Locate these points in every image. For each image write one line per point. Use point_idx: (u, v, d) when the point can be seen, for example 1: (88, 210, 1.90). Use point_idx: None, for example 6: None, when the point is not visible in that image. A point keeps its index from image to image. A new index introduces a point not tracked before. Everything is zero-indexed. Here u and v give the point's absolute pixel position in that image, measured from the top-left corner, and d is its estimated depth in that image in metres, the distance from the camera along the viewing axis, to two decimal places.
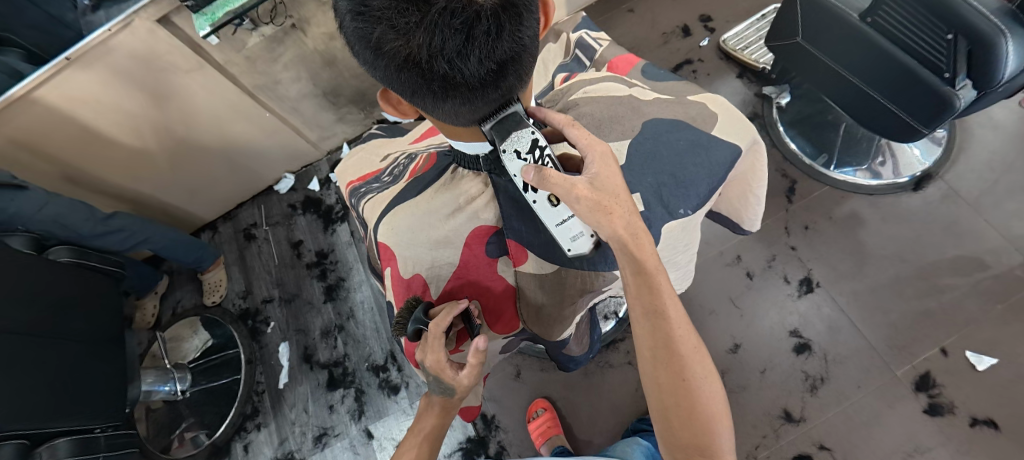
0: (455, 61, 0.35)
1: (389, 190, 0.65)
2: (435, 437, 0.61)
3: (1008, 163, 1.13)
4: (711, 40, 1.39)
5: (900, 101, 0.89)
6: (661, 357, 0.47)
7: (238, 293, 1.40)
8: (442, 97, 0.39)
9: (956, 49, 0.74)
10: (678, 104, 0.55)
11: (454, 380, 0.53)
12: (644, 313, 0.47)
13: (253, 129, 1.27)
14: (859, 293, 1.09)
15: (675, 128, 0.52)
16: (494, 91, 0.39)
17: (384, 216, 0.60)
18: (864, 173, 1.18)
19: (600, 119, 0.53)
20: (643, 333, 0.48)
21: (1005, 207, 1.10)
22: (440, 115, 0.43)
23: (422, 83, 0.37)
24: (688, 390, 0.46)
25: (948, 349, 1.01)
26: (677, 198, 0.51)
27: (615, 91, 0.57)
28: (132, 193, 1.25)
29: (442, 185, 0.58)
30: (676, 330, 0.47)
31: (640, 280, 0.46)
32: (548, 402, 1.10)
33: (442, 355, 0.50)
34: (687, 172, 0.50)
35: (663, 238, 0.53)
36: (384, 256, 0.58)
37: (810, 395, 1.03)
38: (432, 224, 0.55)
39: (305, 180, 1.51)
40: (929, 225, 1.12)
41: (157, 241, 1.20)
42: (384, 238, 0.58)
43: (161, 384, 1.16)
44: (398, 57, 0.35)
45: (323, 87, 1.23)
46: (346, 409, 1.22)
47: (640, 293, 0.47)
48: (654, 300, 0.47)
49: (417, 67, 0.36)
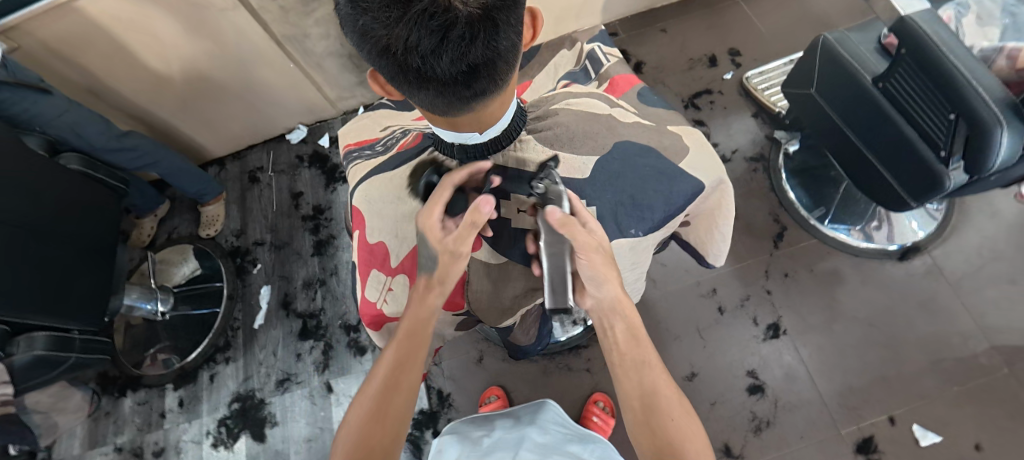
0: (429, 58, 0.38)
1: (376, 159, 0.68)
2: (417, 334, 0.55)
3: (1000, 252, 1.13)
4: (735, 74, 1.40)
5: (897, 170, 0.90)
6: (649, 403, 0.52)
7: (232, 231, 1.45)
8: (416, 86, 0.42)
9: (954, 130, 0.75)
10: (656, 132, 0.57)
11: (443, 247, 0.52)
12: (630, 363, 0.54)
13: (276, 78, 1.30)
14: (823, 347, 1.11)
15: (643, 153, 0.54)
16: (466, 89, 0.42)
17: (363, 183, 0.63)
18: (856, 234, 1.19)
19: (574, 132, 0.56)
20: (631, 384, 0.54)
21: (985, 293, 1.10)
22: (418, 102, 0.46)
23: (400, 71, 0.40)
24: (673, 428, 0.51)
25: (897, 418, 1.03)
26: (632, 219, 0.53)
27: (595, 108, 0.59)
28: (150, 116, 1.30)
29: (419, 164, 0.61)
30: (660, 379, 0.53)
31: (627, 333, 0.56)
32: (503, 391, 1.13)
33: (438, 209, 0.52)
34: (645, 196, 0.53)
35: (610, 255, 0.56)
36: (356, 220, 0.62)
37: (753, 435, 1.05)
38: (404, 199, 0.59)
39: (317, 134, 1.56)
40: (906, 296, 1.13)
41: (165, 166, 1.25)
42: (357, 203, 0.62)
43: (143, 302, 1.21)
44: (378, 44, 0.38)
45: (349, 49, 1.26)
46: (312, 359, 1.26)
47: (616, 309, 0.56)
48: (640, 352, 0.55)
49: (394, 57, 0.39)
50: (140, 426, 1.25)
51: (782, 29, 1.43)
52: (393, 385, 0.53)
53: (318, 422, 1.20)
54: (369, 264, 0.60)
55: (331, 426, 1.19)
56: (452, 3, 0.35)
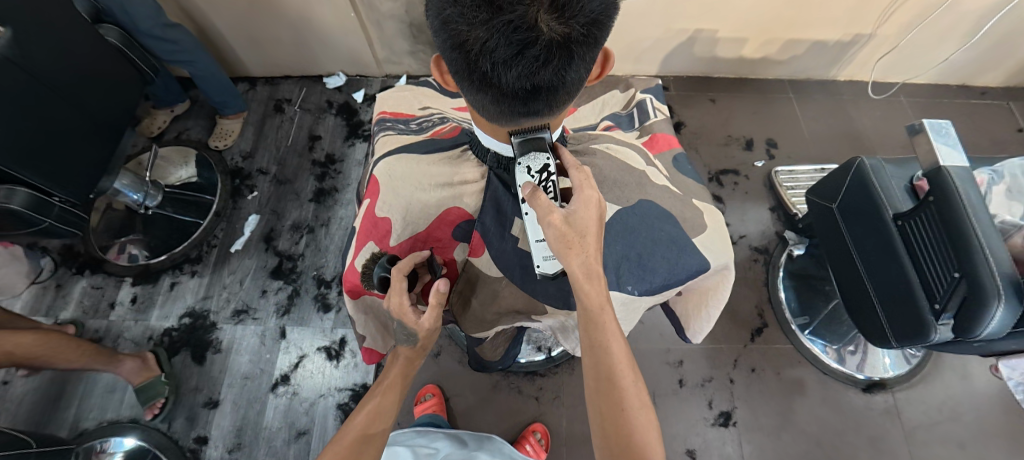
0: (498, 66, 0.39)
1: (408, 137, 0.68)
2: (396, 385, 0.64)
3: (959, 413, 1.14)
4: (766, 165, 1.42)
5: (889, 306, 0.92)
6: (604, 387, 0.52)
7: (241, 151, 1.44)
8: (475, 86, 0.42)
9: (955, 288, 0.76)
10: (680, 202, 0.58)
11: (417, 325, 0.56)
12: (588, 343, 0.53)
13: (333, 21, 1.31)
14: (766, 450, 1.11)
15: (662, 218, 0.54)
16: (521, 105, 0.43)
17: (387, 157, 0.63)
18: (830, 352, 1.20)
19: (606, 176, 0.56)
20: (589, 363, 0.53)
21: (934, 450, 1.11)
22: (470, 100, 0.46)
23: (467, 69, 0.41)
24: (625, 418, 0.50)
25: None
26: (632, 276, 0.54)
27: (633, 160, 0.59)
28: (199, 16, 1.29)
29: (449, 157, 0.61)
30: (617, 362, 0.52)
31: (598, 354, 0.52)
32: (438, 389, 1.13)
33: (405, 299, 0.54)
34: (651, 258, 0.53)
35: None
36: (370, 189, 0.62)
37: None
38: (421, 185, 0.58)
39: (353, 87, 1.55)
40: (859, 427, 1.14)
41: (199, 69, 1.25)
42: (377, 173, 0.62)
43: (132, 192, 1.21)
44: (455, 37, 0.39)
45: (412, 18, 1.27)
46: (275, 300, 1.25)
47: (585, 326, 0.52)
48: (599, 334, 0.52)
49: (465, 53, 0.39)
50: (86, 309, 1.22)
51: (823, 137, 1.46)
52: (368, 435, 0.60)
53: (261, 362, 1.18)
54: (367, 235, 0.59)
55: (271, 371, 1.17)
56: (539, 24, 0.36)
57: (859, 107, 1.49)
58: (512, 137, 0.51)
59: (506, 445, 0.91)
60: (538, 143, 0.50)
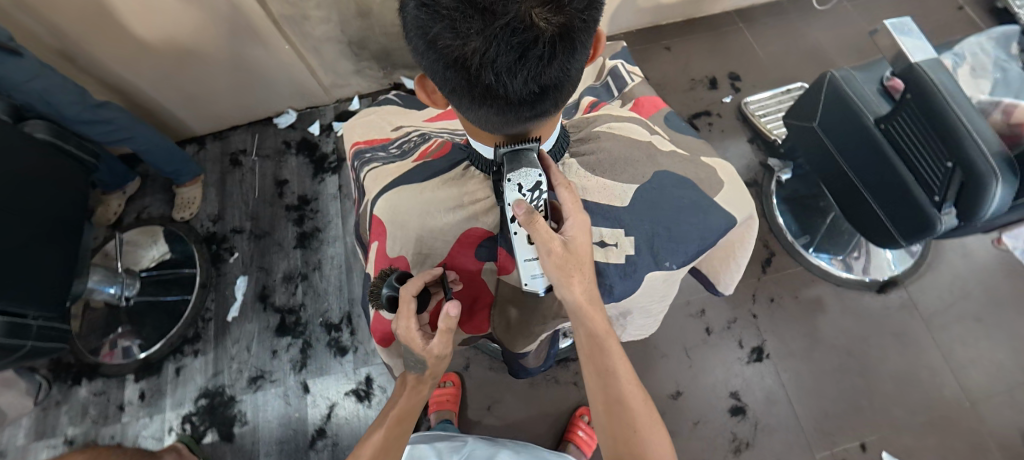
0: (502, 76, 0.36)
1: (395, 165, 0.64)
2: (405, 416, 0.61)
3: (968, 290, 1.18)
4: (734, 99, 1.43)
5: (889, 209, 0.94)
6: (614, 412, 0.54)
7: (209, 216, 1.37)
8: (478, 103, 0.40)
9: (951, 177, 0.78)
10: (692, 163, 0.56)
11: (425, 351, 0.53)
12: (596, 371, 0.55)
13: (269, 57, 1.25)
14: (803, 373, 1.14)
15: (679, 184, 0.53)
16: (528, 110, 0.41)
17: (386, 191, 0.60)
18: (838, 264, 1.23)
19: (616, 159, 0.54)
20: (596, 389, 0.55)
21: (953, 330, 1.15)
22: (470, 117, 0.43)
23: (466, 86, 0.38)
24: (638, 442, 0.52)
25: (867, 445, 1.07)
26: (667, 251, 0.52)
27: (637, 134, 0.57)
28: (127, 86, 1.21)
29: (451, 178, 0.57)
30: (625, 386, 0.54)
31: (603, 377, 0.54)
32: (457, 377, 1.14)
33: (414, 322, 0.51)
34: (682, 228, 0.52)
35: (643, 285, 0.55)
36: (375, 230, 0.59)
37: (733, 455, 1.09)
38: (431, 214, 0.56)
39: (306, 121, 1.49)
40: (883, 328, 1.17)
41: (141, 143, 1.17)
42: (379, 213, 0.58)
43: (107, 286, 1.14)
44: (449, 56, 0.36)
45: (350, 35, 1.24)
46: (289, 358, 1.20)
47: (590, 353, 0.54)
48: (606, 359, 0.54)
49: (464, 70, 0.36)
50: (95, 418, 1.16)
51: (780, 58, 1.47)
52: None
53: (291, 423, 1.14)
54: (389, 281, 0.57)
55: (305, 428, 1.14)
56: (536, 20, 0.34)
57: (807, 20, 1.51)
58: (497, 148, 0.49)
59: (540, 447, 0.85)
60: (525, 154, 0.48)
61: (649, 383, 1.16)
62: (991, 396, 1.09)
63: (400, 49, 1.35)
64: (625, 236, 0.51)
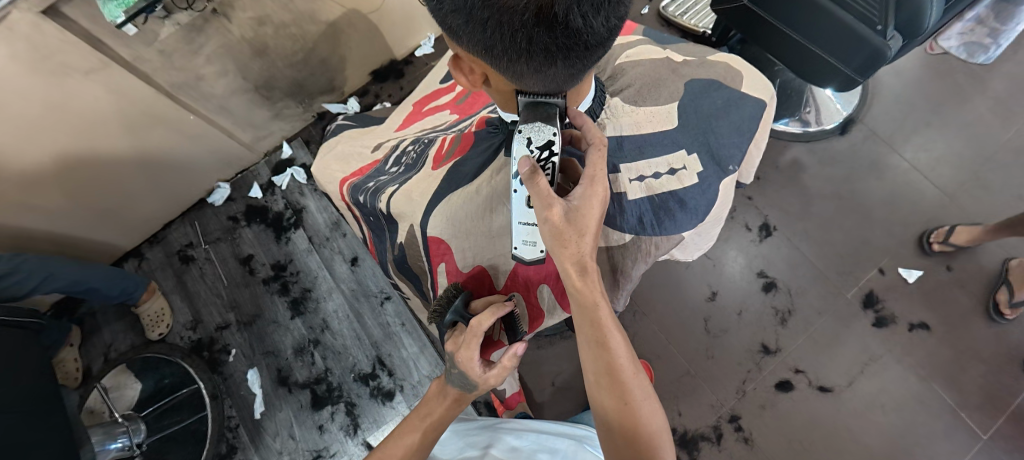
0: (588, 16, 0.31)
1: (413, 180, 0.59)
2: (441, 427, 0.56)
3: (912, 102, 1.29)
4: (651, 8, 1.44)
5: (838, 53, 0.98)
6: (604, 382, 0.49)
7: (186, 324, 1.24)
8: (552, 60, 0.35)
9: (887, 3, 0.81)
10: (709, 64, 0.57)
11: (481, 379, 0.49)
12: (588, 342, 0.49)
13: (175, 137, 1.11)
14: (809, 231, 1.22)
15: (711, 88, 0.54)
16: (600, 51, 0.37)
17: (434, 207, 0.55)
18: (797, 123, 1.30)
19: (648, 84, 0.54)
20: (588, 360, 0.49)
21: (912, 141, 1.26)
22: (532, 82, 0.38)
23: (545, 42, 0.32)
24: (631, 412, 0.48)
25: (885, 268, 1.17)
26: (727, 154, 0.52)
27: (655, 53, 0.57)
28: (28, 232, 1.04)
29: (502, 162, 0.53)
30: (619, 357, 0.48)
31: (592, 347, 0.48)
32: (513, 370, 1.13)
33: (476, 353, 0.47)
34: (730, 129, 0.53)
35: (719, 199, 0.54)
36: (434, 251, 0.56)
37: (782, 327, 1.15)
38: (497, 209, 0.52)
39: (243, 187, 1.36)
40: (857, 163, 1.26)
41: (65, 278, 1.00)
42: (436, 232, 0.55)
43: (111, 442, 1.01)
44: (527, 13, 0.30)
45: (253, 80, 1.13)
46: (338, 425, 1.14)
47: (582, 323, 0.48)
48: (598, 330, 0.48)
49: (545, 23, 0.31)
50: None
51: None
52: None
53: None
54: (481, 295, 0.55)
55: None
56: None
57: None
58: (518, 97, 0.46)
59: (556, 439, 0.70)
60: (544, 111, 0.45)
61: (685, 297, 1.19)
62: (962, 184, 1.21)
63: (311, 76, 1.24)
64: (690, 155, 0.51)
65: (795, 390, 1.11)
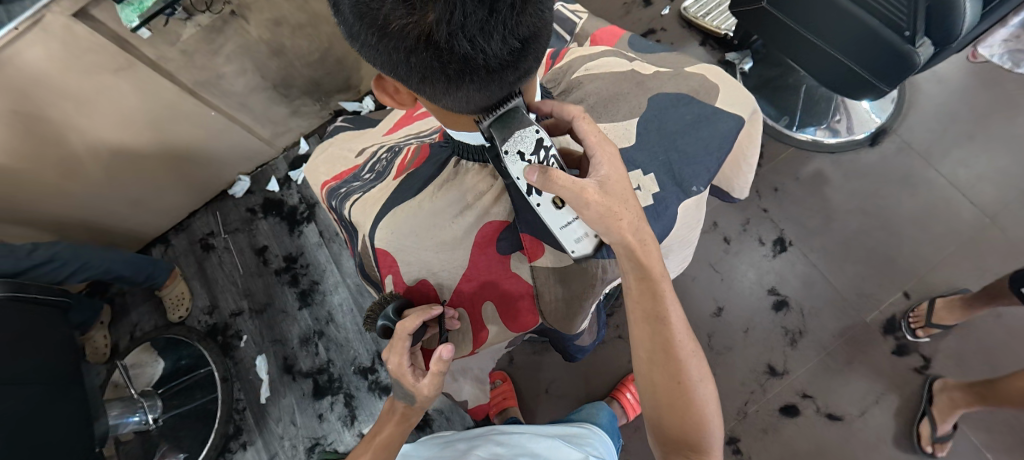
0: (476, 40, 0.32)
1: (373, 191, 0.61)
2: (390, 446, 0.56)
3: (954, 113, 1.19)
4: (672, 9, 1.39)
5: (864, 61, 0.91)
6: (658, 360, 0.49)
7: (203, 309, 1.31)
8: (456, 83, 0.36)
9: (916, 7, 0.75)
10: (680, 77, 0.55)
11: (414, 388, 0.52)
12: (643, 317, 0.50)
13: (198, 132, 1.17)
14: (828, 248, 1.15)
15: (678, 103, 0.52)
16: (512, 72, 0.37)
17: (380, 219, 0.57)
18: (824, 132, 1.22)
19: (607, 97, 0.54)
20: (642, 336, 0.50)
21: (951, 156, 1.16)
22: (448, 104, 0.39)
23: (437, 66, 0.34)
24: (684, 391, 0.48)
25: (910, 292, 1.09)
26: (690, 175, 0.50)
27: (618, 66, 0.56)
28: (65, 216, 1.12)
29: (444, 180, 0.55)
30: (676, 333, 0.49)
31: (647, 320, 0.49)
32: (505, 373, 1.13)
33: (403, 359, 0.50)
34: (696, 148, 0.51)
35: (680, 219, 0.52)
36: (382, 262, 0.57)
37: (791, 348, 1.09)
38: (439, 225, 0.54)
39: (262, 181, 1.42)
40: (887, 177, 1.17)
41: (98, 265, 1.07)
42: (382, 244, 0.56)
43: (129, 416, 1.08)
44: (410, 38, 0.32)
45: (271, 79, 1.17)
46: (336, 416, 1.18)
47: (642, 297, 0.49)
48: (656, 305, 0.49)
49: (432, 47, 0.32)
50: None
51: None
52: None
53: None
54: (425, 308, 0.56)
55: None
56: None
57: None
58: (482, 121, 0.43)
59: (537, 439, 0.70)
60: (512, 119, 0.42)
61: (689, 311, 1.15)
62: (1006, 204, 1.11)
63: (327, 75, 1.28)
64: (644, 174, 0.49)
65: (800, 415, 1.05)
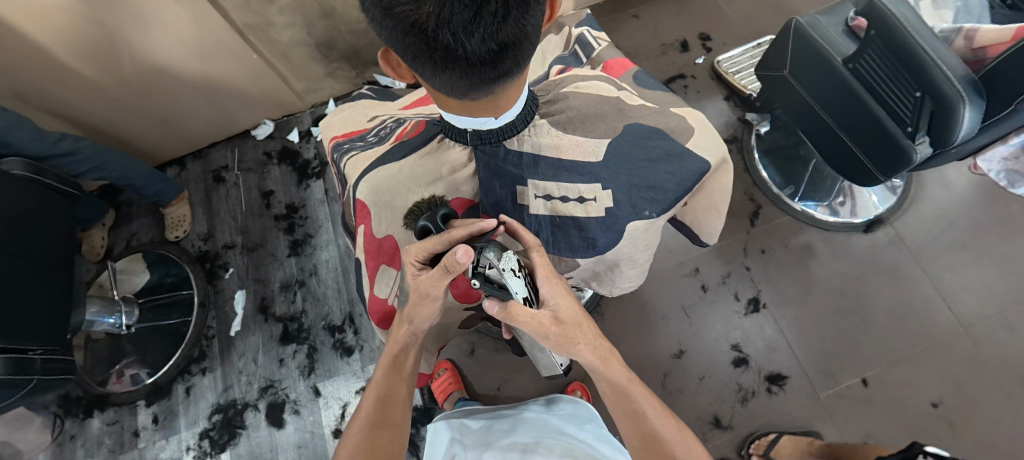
0: (458, 35, 0.39)
1: (372, 150, 0.67)
2: (395, 371, 0.64)
3: (952, 220, 1.21)
4: (706, 59, 1.43)
5: (866, 147, 0.95)
6: (648, 447, 0.58)
7: (199, 235, 1.37)
8: (439, 66, 0.42)
9: (921, 107, 0.78)
10: (661, 114, 0.62)
11: (412, 277, 0.52)
12: (624, 414, 0.60)
13: (236, 71, 1.24)
14: (799, 318, 1.17)
15: (652, 135, 0.58)
16: (490, 70, 0.44)
17: (364, 177, 0.63)
18: (824, 210, 1.25)
19: (585, 114, 0.59)
20: (630, 430, 0.60)
21: (940, 259, 1.18)
22: (433, 83, 0.46)
23: (425, 50, 0.41)
24: None
25: (869, 379, 1.11)
26: (645, 201, 0.58)
27: (605, 91, 0.63)
28: (95, 118, 1.19)
29: (427, 152, 0.60)
30: (658, 427, 0.59)
31: (627, 415, 0.60)
32: (450, 363, 1.17)
33: (415, 249, 0.51)
34: (657, 178, 0.57)
35: (627, 235, 0.60)
36: (359, 213, 0.63)
37: (740, 405, 1.11)
38: (411, 190, 0.59)
39: (284, 129, 1.49)
40: (872, 266, 1.20)
41: (114, 169, 1.14)
42: (363, 195, 0.62)
43: (105, 316, 1.14)
44: (405, 22, 0.39)
45: (315, 37, 1.20)
46: (296, 364, 1.22)
47: (617, 399, 0.61)
48: (631, 402, 0.60)
49: (422, 33, 0.39)
50: (113, 446, 1.18)
51: (748, 14, 1.47)
52: (379, 423, 0.61)
53: (307, 426, 1.17)
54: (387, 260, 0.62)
55: (321, 430, 1.17)
56: None
57: None
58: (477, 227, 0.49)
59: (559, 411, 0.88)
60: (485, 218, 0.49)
61: (652, 347, 1.18)
62: (983, 318, 1.12)
63: (369, 47, 1.30)
64: (604, 190, 0.57)
65: None
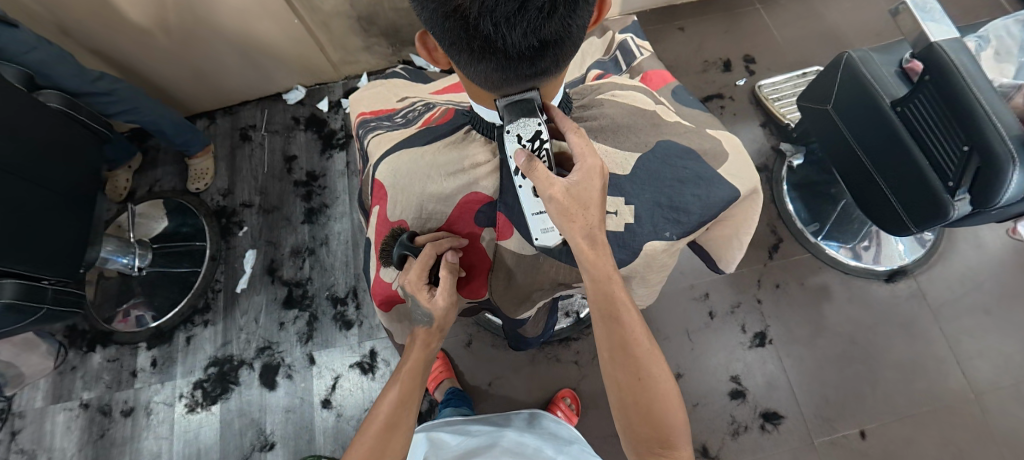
0: (500, 26, 0.38)
1: (397, 132, 0.67)
2: (417, 374, 0.59)
3: (979, 282, 1.17)
4: (748, 82, 1.40)
5: (902, 194, 0.91)
6: (618, 359, 0.53)
7: (219, 190, 1.39)
8: (476, 55, 0.41)
9: (967, 162, 0.75)
10: (696, 135, 0.60)
11: (430, 304, 0.56)
12: (601, 317, 0.53)
13: (276, 33, 1.24)
14: (804, 359, 1.14)
15: (684, 155, 0.57)
16: (528, 65, 0.43)
17: (386, 157, 0.63)
18: (846, 252, 1.21)
19: (618, 124, 0.59)
20: (602, 336, 0.54)
21: (960, 320, 1.14)
22: (467, 71, 0.45)
23: (464, 37, 0.40)
24: (647, 385, 0.53)
25: (867, 432, 1.07)
26: (667, 222, 0.56)
27: (642, 103, 0.62)
28: (134, 61, 1.21)
29: (452, 141, 0.60)
30: (633, 333, 0.53)
31: (603, 317, 0.53)
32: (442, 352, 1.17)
33: (419, 276, 0.55)
34: (683, 199, 0.56)
35: (643, 254, 0.59)
36: (376, 194, 0.63)
37: (731, 437, 1.09)
38: (430, 177, 0.59)
39: (316, 97, 1.50)
40: (888, 317, 1.16)
41: (146, 113, 1.15)
42: (381, 176, 0.62)
43: (120, 255, 1.16)
44: (446, 7, 0.37)
45: (358, 10, 1.19)
46: (295, 329, 1.24)
47: (598, 299, 0.53)
48: (611, 304, 0.53)
49: (462, 19, 0.38)
50: (109, 383, 1.21)
51: (798, 41, 1.43)
52: (392, 424, 0.56)
53: (297, 392, 1.18)
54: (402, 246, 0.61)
55: (311, 398, 1.18)
56: None
57: (830, 7, 1.46)
58: (499, 100, 0.50)
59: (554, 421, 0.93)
60: (523, 104, 0.48)
61: None
62: (997, 388, 1.08)
63: (409, 26, 1.29)
64: (626, 204, 0.56)
65: None
